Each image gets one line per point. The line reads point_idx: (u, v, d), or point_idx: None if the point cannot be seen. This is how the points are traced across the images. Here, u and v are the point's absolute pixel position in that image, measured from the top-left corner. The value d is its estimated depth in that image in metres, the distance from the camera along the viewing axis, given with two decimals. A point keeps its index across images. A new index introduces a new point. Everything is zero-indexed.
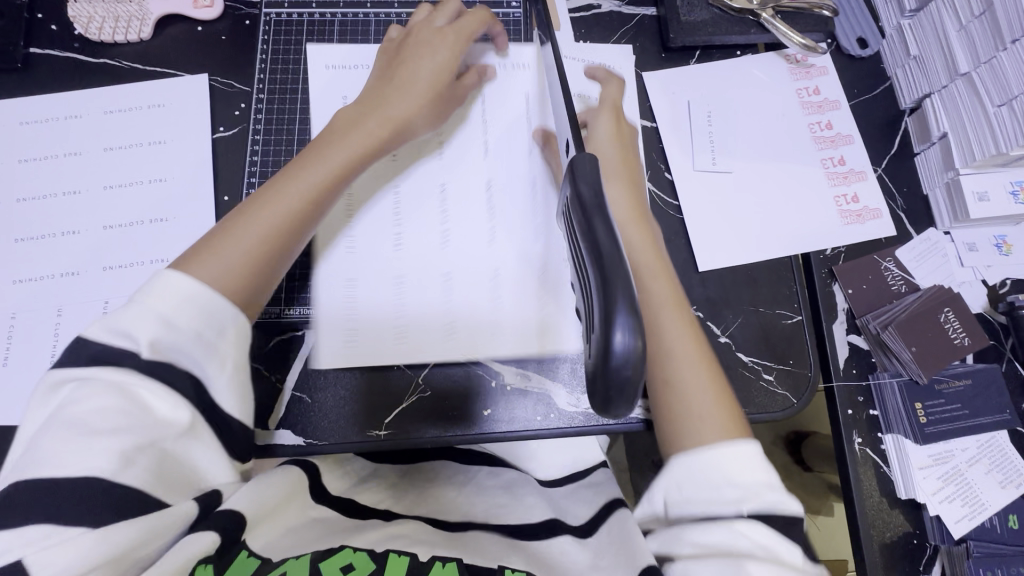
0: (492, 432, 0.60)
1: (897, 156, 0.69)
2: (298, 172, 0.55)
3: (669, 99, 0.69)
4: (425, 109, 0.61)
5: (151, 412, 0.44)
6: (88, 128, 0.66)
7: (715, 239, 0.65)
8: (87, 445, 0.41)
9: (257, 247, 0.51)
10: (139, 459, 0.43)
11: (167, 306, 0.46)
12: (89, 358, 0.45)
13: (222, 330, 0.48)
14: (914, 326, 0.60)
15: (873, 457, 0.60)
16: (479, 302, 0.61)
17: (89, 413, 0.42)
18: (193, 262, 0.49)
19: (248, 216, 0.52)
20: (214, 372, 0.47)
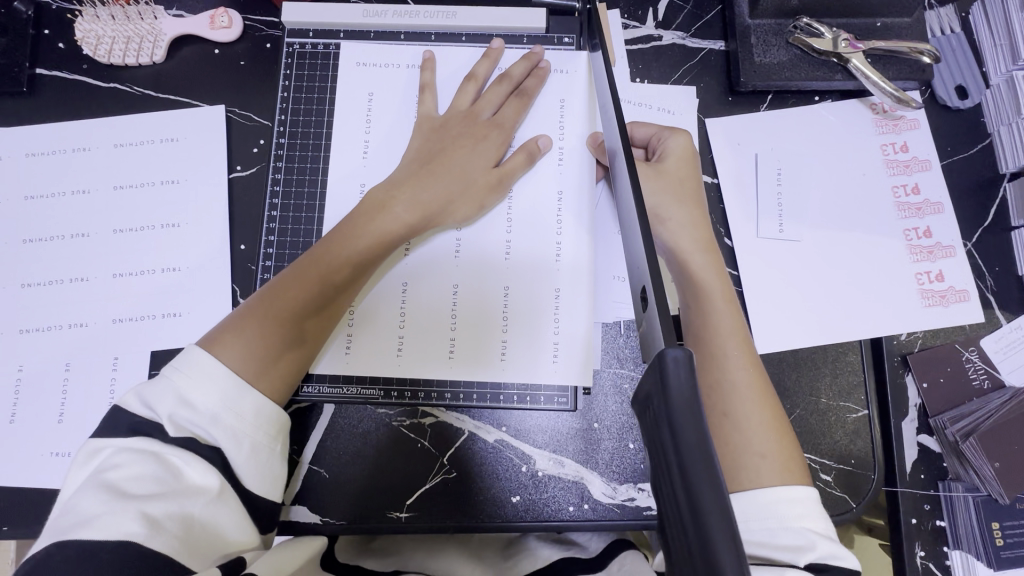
0: (522, 522, 0.55)
1: (991, 229, 0.61)
2: (329, 247, 0.51)
3: (735, 151, 0.61)
4: (467, 169, 0.55)
5: (182, 478, 0.42)
6: (98, 163, 0.61)
7: (777, 316, 0.58)
8: (117, 511, 0.38)
9: (282, 328, 0.49)
10: (169, 526, 0.40)
11: (192, 388, 0.45)
12: (130, 429, 0.43)
13: (241, 414, 0.45)
14: (999, 437, 0.53)
15: (935, 572, 0.55)
16: (514, 368, 0.55)
17: (123, 478, 0.40)
18: (220, 341, 0.47)
19: (277, 294, 0.50)
20: (231, 449, 0.45)
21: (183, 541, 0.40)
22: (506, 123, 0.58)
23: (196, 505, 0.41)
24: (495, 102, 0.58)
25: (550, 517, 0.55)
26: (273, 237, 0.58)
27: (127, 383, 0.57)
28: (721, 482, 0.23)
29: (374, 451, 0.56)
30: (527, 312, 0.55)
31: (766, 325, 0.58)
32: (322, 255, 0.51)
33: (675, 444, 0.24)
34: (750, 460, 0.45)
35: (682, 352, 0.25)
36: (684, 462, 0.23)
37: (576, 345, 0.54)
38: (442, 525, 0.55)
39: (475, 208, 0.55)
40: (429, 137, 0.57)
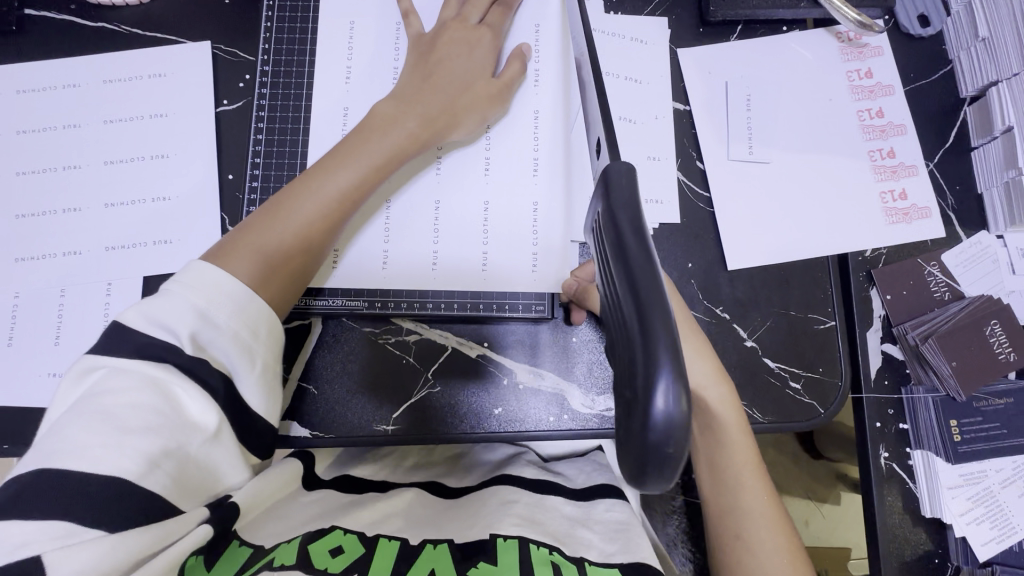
0: (504, 432, 0.57)
1: (952, 150, 0.63)
2: (332, 167, 0.53)
3: (706, 79, 0.63)
4: (464, 87, 0.57)
5: (182, 412, 0.42)
6: (88, 98, 0.62)
7: (747, 236, 0.60)
8: (115, 444, 0.39)
9: (290, 242, 0.50)
10: (165, 465, 0.41)
11: (216, 304, 0.45)
12: (134, 349, 0.43)
13: (257, 332, 0.47)
14: (956, 339, 0.56)
15: (899, 473, 0.57)
16: (502, 279, 0.57)
17: (121, 407, 0.40)
18: (229, 251, 0.49)
19: (284, 211, 0.51)
20: (244, 368, 0.46)
21: (176, 482, 0.42)
22: (492, 30, 0.60)
23: (194, 443, 0.42)
24: (481, 9, 0.60)
25: (530, 428, 0.58)
26: (259, 162, 0.60)
27: (120, 307, 0.59)
28: (651, 250, 0.25)
29: (363, 367, 0.58)
30: (509, 224, 0.58)
31: (737, 243, 0.60)
32: (331, 166, 0.53)
33: (614, 225, 0.27)
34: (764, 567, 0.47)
35: (623, 161, 0.29)
36: (621, 234, 0.26)
37: (551, 256, 0.58)
38: (428, 437, 0.57)
39: (479, 121, 0.58)
40: (422, 55, 0.58)
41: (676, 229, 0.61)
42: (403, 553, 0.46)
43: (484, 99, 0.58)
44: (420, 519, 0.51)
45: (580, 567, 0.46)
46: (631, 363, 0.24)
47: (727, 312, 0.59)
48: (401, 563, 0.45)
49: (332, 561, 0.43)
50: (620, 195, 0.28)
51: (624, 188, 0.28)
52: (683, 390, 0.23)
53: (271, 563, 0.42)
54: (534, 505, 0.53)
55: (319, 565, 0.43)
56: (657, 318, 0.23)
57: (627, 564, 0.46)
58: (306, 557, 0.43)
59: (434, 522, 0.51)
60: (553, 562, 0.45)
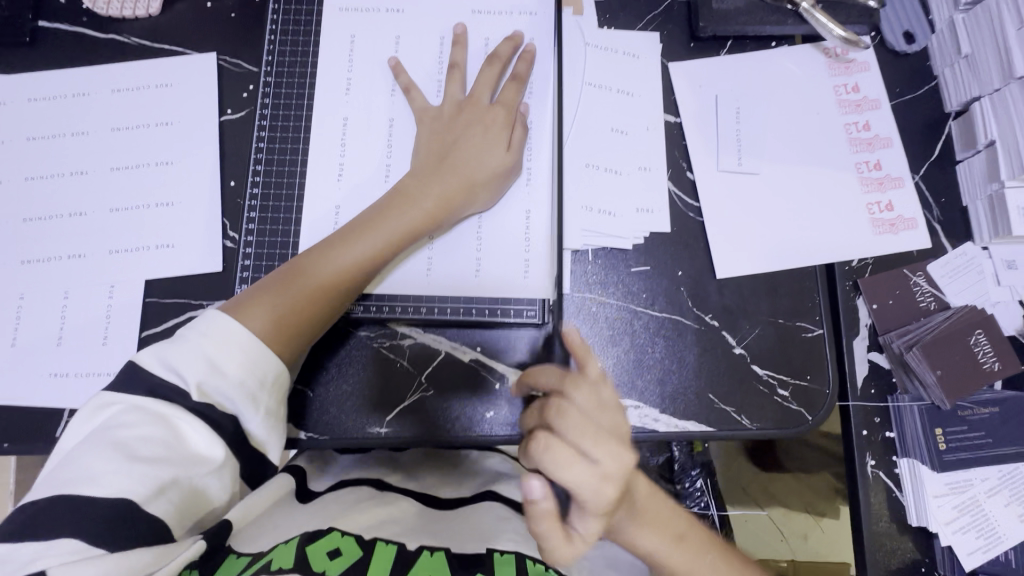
0: (496, 435, 0.58)
1: (937, 163, 0.64)
2: (351, 237, 0.55)
3: (696, 92, 0.65)
4: (486, 156, 0.58)
5: (185, 444, 0.44)
6: (96, 107, 0.64)
7: (736, 245, 0.62)
8: (123, 473, 0.41)
9: (306, 304, 0.52)
10: (168, 492, 0.43)
11: (225, 355, 0.47)
12: (148, 389, 0.45)
13: (263, 379, 0.48)
14: (941, 348, 0.57)
15: (885, 481, 0.58)
16: (496, 284, 0.59)
17: (133, 439, 0.42)
18: (243, 306, 0.50)
19: (302, 275, 0.53)
20: (247, 411, 0.47)
21: (178, 509, 0.43)
22: (508, 102, 0.60)
23: (199, 474, 0.44)
24: (492, 82, 0.61)
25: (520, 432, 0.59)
26: (260, 168, 0.62)
27: (124, 308, 0.60)
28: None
29: (359, 370, 0.60)
30: (501, 230, 0.60)
31: (727, 252, 0.62)
32: (351, 237, 0.55)
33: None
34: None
35: None
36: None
37: (542, 263, 0.59)
38: (422, 439, 0.58)
39: (491, 196, 0.59)
40: (436, 128, 0.60)
41: (665, 238, 0.62)
42: (400, 558, 0.46)
43: (501, 171, 0.59)
44: (419, 528, 0.51)
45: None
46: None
47: (716, 319, 0.60)
48: (397, 568, 0.45)
49: (329, 563, 0.43)
50: None
51: None
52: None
53: (269, 565, 0.41)
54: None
55: (318, 566, 0.43)
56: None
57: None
58: (304, 556, 0.43)
59: (431, 530, 0.52)
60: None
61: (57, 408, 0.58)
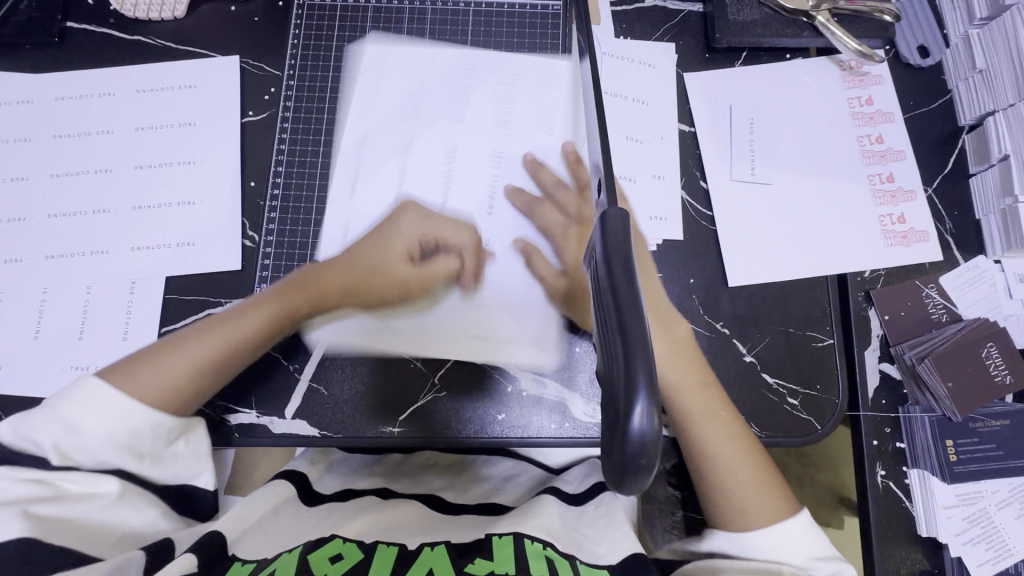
0: (507, 438, 0.59)
1: (951, 176, 0.65)
2: (240, 305, 0.57)
3: (711, 102, 0.66)
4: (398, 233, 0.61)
5: (57, 490, 0.46)
6: (120, 107, 0.66)
7: (747, 253, 0.62)
8: (11, 520, 0.43)
9: (185, 366, 0.53)
10: (58, 528, 0.44)
11: (84, 414, 0.48)
12: None
13: (139, 435, 0.50)
14: (952, 360, 0.57)
15: (895, 491, 0.58)
16: (500, 290, 0.60)
17: (15, 496, 0.44)
18: (119, 372, 0.51)
19: (187, 339, 0.54)
20: (106, 453, 0.49)
21: (75, 540, 0.45)
22: (410, 155, 0.64)
23: None
24: (451, 126, 0.64)
25: (531, 435, 0.59)
26: (280, 170, 0.64)
27: (144, 304, 0.62)
28: (639, 289, 0.26)
29: (371, 370, 0.60)
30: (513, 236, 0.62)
31: (741, 261, 0.62)
32: (239, 306, 0.57)
33: (605, 260, 0.27)
34: (734, 513, 0.52)
35: (621, 206, 0.29)
36: (610, 266, 0.27)
37: (501, 291, 0.60)
38: (432, 440, 0.59)
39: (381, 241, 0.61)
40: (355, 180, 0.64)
41: (678, 245, 0.63)
42: (400, 557, 0.46)
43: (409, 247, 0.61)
44: (422, 530, 0.52)
45: (573, 563, 0.46)
46: (611, 375, 0.25)
47: (729, 327, 0.61)
48: (396, 567, 0.45)
49: (332, 566, 0.44)
50: (614, 231, 0.28)
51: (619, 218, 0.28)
52: (657, 410, 0.24)
53: (272, 574, 0.43)
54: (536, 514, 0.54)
55: (320, 571, 0.44)
56: (636, 353, 0.24)
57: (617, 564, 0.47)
58: (306, 566, 0.44)
59: (433, 529, 0.52)
60: (548, 557, 0.46)
61: None
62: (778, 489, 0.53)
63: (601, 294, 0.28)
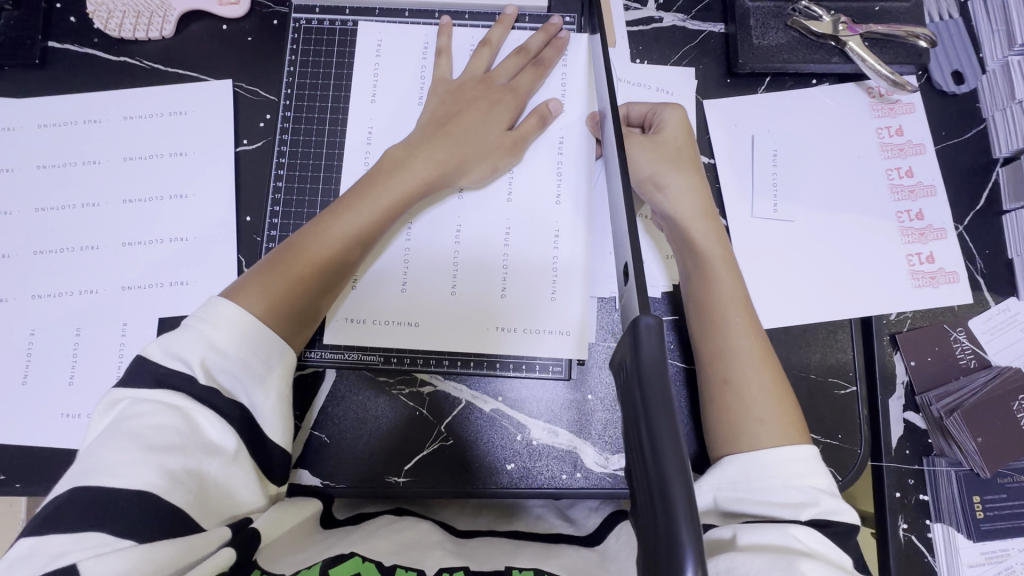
0: (515, 488, 0.57)
1: (983, 213, 0.62)
2: (333, 216, 0.53)
3: (732, 133, 0.62)
4: (495, 158, 0.57)
5: (198, 432, 0.42)
6: (108, 135, 0.62)
7: (769, 295, 0.59)
8: (141, 462, 0.39)
9: (298, 280, 0.50)
10: (188, 482, 0.41)
11: (222, 334, 0.45)
12: (156, 380, 0.43)
13: (269, 362, 0.47)
14: (981, 413, 0.55)
15: (918, 546, 0.56)
16: (518, 324, 0.57)
17: (148, 427, 0.41)
18: (241, 289, 0.49)
19: (296, 245, 0.52)
20: (257, 396, 0.47)
21: (198, 499, 0.41)
22: (520, 89, 0.59)
23: (212, 465, 0.42)
24: (513, 72, 0.60)
25: (542, 485, 0.57)
26: (278, 208, 0.60)
27: (136, 348, 0.59)
28: (679, 427, 0.25)
29: (375, 415, 0.58)
30: (530, 267, 0.57)
31: (762, 303, 0.59)
32: (339, 210, 0.53)
33: (639, 387, 0.26)
34: (750, 425, 0.48)
35: (653, 316, 0.27)
36: (646, 400, 0.25)
37: (518, 294, 0.57)
38: (437, 491, 0.56)
39: (489, 170, 0.57)
40: (445, 99, 0.59)
41: None
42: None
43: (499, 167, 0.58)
44: (439, 549, 0.50)
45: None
46: (653, 527, 0.24)
47: None
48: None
49: None
50: (648, 351, 0.26)
51: (654, 333, 0.26)
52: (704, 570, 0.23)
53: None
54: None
55: None
56: (681, 514, 0.23)
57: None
58: None
59: (454, 551, 0.50)
60: None
61: (70, 449, 0.57)
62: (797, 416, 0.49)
63: (632, 423, 0.26)
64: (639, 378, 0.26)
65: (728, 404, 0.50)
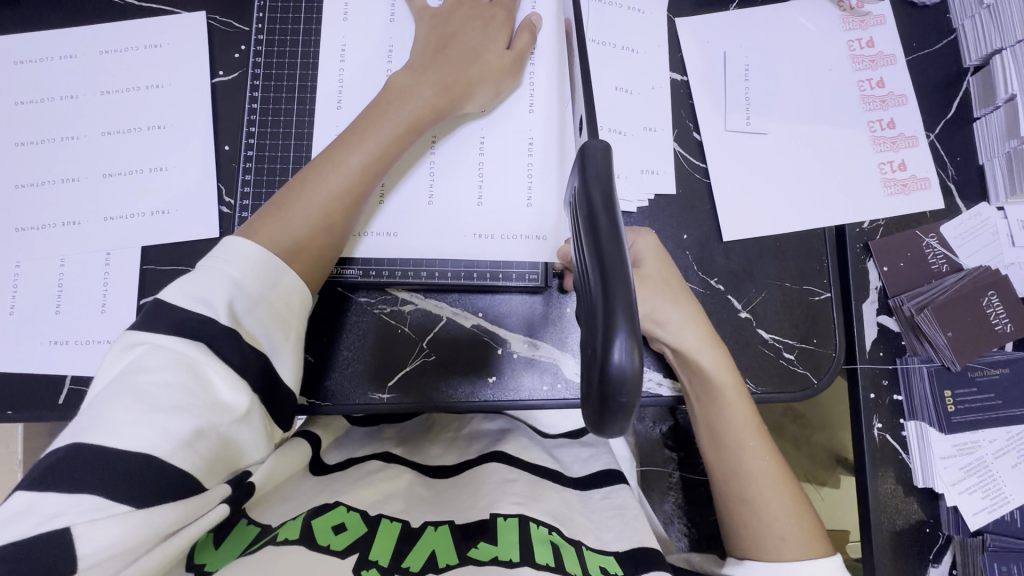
0: (499, 400, 0.58)
1: (955, 120, 0.62)
2: (343, 148, 0.52)
3: (704, 48, 0.63)
4: (496, 75, 0.57)
5: (207, 391, 0.40)
6: (84, 70, 0.63)
7: (744, 207, 0.60)
8: (145, 423, 0.37)
9: (321, 213, 0.50)
10: (198, 445, 0.39)
11: (249, 275, 0.45)
12: (174, 327, 0.41)
13: (291, 304, 0.47)
14: (952, 309, 0.56)
15: (892, 444, 0.57)
16: (496, 234, 0.58)
17: (153, 386, 0.39)
18: (256, 227, 0.48)
19: (312, 179, 0.51)
20: (279, 343, 0.46)
21: (207, 460, 0.40)
22: (506, 3, 0.59)
23: (224, 426, 0.41)
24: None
25: (523, 396, 0.58)
26: (254, 133, 0.60)
27: (120, 276, 0.60)
28: (620, 230, 0.27)
29: (361, 336, 0.59)
30: (507, 180, 0.58)
31: (737, 214, 0.60)
32: (351, 140, 0.52)
33: (585, 199, 0.28)
34: (772, 542, 0.50)
35: (601, 139, 0.30)
36: (590, 204, 0.28)
37: (498, 206, 0.58)
38: (421, 405, 0.57)
39: (492, 91, 0.57)
40: (435, 23, 0.58)
41: (671, 199, 0.60)
42: (405, 533, 0.45)
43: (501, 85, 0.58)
44: (427, 504, 0.50)
45: (578, 549, 0.45)
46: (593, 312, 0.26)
47: (723, 283, 0.59)
48: (403, 540, 0.44)
49: (335, 538, 0.42)
50: (594, 168, 0.29)
51: (601, 154, 0.29)
52: (636, 344, 0.25)
53: (276, 537, 0.41)
54: (533, 478, 0.53)
55: (323, 541, 0.41)
56: (617, 292, 0.25)
57: (624, 551, 0.46)
58: (309, 531, 0.42)
59: (442, 505, 0.50)
60: (552, 540, 0.44)
61: (59, 375, 0.58)
62: (812, 519, 0.52)
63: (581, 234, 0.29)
64: (587, 188, 0.28)
65: (750, 528, 0.51)
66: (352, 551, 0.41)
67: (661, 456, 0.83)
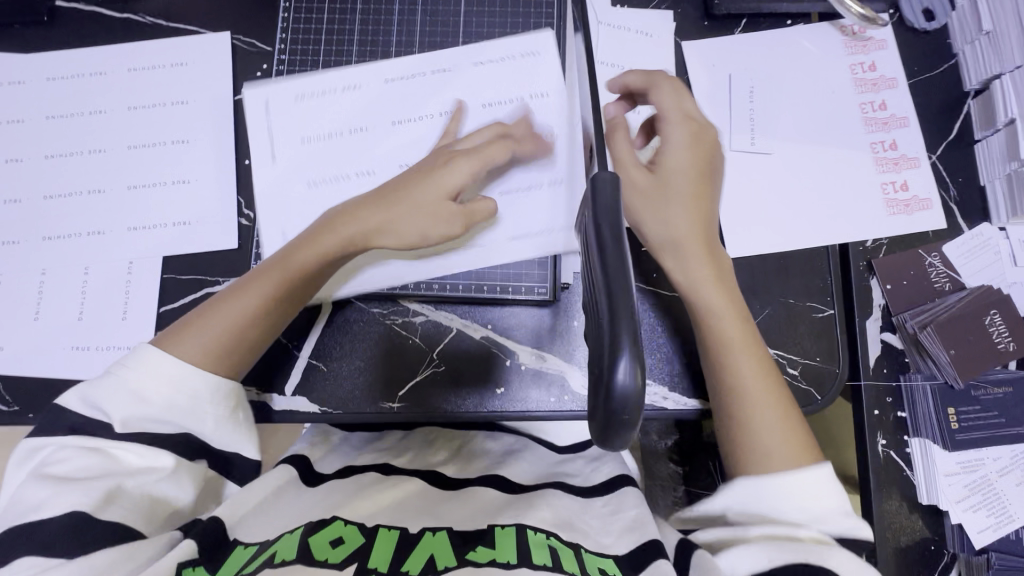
0: (505, 411, 0.59)
1: (956, 143, 0.64)
2: (273, 264, 0.52)
3: (710, 71, 0.65)
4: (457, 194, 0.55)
5: (117, 462, 0.44)
6: (112, 86, 0.65)
7: (749, 225, 0.61)
8: (61, 495, 0.41)
9: (235, 327, 0.50)
10: (119, 502, 0.42)
11: (149, 385, 0.46)
12: (70, 428, 0.44)
13: (196, 395, 0.47)
14: (954, 327, 0.57)
15: (896, 460, 0.58)
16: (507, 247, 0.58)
17: (69, 470, 0.42)
18: (171, 337, 0.49)
19: (233, 294, 0.51)
20: (188, 423, 0.46)
21: (141, 514, 0.43)
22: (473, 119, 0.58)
23: (145, 482, 0.44)
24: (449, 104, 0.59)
25: (531, 408, 0.59)
26: None
27: (141, 286, 0.62)
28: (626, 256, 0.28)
29: (370, 347, 0.60)
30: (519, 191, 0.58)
31: (743, 232, 0.61)
32: (284, 253, 0.52)
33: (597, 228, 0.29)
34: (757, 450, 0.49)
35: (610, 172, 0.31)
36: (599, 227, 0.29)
37: (510, 221, 0.58)
38: (429, 416, 0.59)
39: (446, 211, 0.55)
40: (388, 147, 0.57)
41: None
42: (404, 540, 0.44)
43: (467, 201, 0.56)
44: (427, 508, 0.49)
45: (578, 551, 0.45)
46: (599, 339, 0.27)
47: None
48: (402, 547, 0.43)
49: (333, 551, 0.41)
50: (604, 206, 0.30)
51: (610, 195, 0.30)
52: (640, 369, 0.26)
53: (271, 559, 0.40)
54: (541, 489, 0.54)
55: (320, 555, 0.41)
56: (623, 325, 0.26)
57: (624, 554, 0.45)
58: (306, 548, 0.41)
59: (439, 513, 0.49)
60: (551, 544, 0.44)
61: (78, 380, 0.60)
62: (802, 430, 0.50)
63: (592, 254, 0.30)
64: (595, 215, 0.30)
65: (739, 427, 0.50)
66: (349, 563, 0.41)
67: (666, 472, 0.83)
